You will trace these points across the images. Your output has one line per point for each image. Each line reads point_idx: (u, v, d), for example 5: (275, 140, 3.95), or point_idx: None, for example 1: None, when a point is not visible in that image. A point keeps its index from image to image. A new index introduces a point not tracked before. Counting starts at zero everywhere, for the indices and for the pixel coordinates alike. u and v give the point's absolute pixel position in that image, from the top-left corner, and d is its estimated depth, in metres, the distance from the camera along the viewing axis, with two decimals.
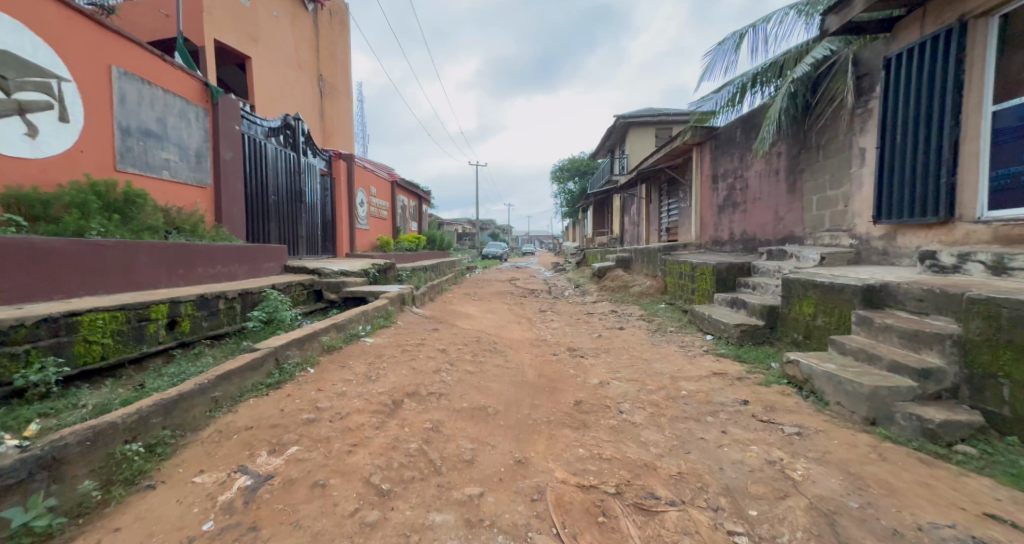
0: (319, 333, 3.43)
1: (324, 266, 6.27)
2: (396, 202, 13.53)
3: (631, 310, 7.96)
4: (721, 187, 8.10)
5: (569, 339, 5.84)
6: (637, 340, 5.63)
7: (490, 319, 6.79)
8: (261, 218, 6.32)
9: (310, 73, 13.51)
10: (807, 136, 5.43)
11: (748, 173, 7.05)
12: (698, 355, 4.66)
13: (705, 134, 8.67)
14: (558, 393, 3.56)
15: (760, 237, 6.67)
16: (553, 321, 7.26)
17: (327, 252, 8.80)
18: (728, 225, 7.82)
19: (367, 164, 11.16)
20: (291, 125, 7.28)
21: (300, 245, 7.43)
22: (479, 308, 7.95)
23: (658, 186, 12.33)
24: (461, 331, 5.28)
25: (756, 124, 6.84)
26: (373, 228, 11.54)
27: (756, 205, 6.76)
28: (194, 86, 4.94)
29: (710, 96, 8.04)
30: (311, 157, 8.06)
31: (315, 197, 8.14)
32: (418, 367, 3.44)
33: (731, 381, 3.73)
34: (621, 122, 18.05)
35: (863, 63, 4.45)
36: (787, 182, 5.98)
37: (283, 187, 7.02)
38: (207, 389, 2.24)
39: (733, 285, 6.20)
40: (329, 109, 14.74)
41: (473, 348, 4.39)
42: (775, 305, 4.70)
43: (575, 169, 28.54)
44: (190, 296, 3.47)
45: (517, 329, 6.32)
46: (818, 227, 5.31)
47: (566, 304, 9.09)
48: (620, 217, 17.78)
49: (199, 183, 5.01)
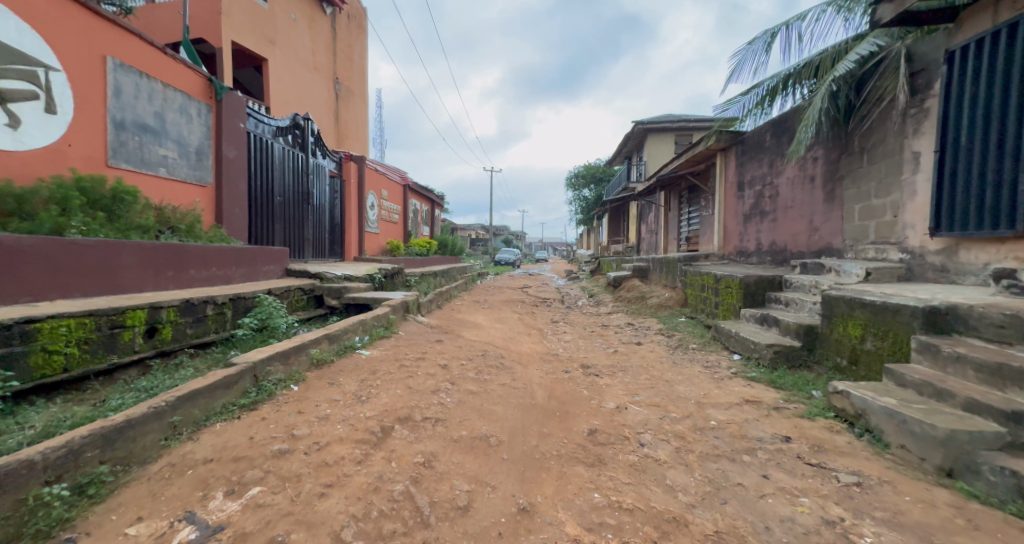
0: (308, 345, 3.14)
1: (328, 270, 6.02)
2: (408, 206, 13.35)
3: (649, 323, 7.52)
4: (747, 195, 7.64)
5: (582, 354, 5.44)
6: (656, 358, 5.19)
7: (498, 330, 6.43)
8: (265, 219, 6.12)
9: (326, 76, 13.50)
10: (849, 139, 4.99)
11: (779, 180, 6.58)
12: (725, 378, 4.21)
13: (730, 139, 8.25)
14: (571, 419, 3.17)
15: (792, 248, 6.20)
16: (565, 334, 6.86)
17: (335, 256, 8.60)
18: (756, 235, 7.34)
19: (379, 167, 11.00)
20: (301, 125, 7.10)
21: (306, 248, 7.23)
22: (488, 317, 7.62)
23: (677, 194, 11.87)
24: (467, 343, 4.93)
25: (788, 127, 6.40)
26: (384, 232, 11.34)
27: (788, 214, 6.30)
28: (197, 82, 4.76)
29: (736, 99, 7.62)
30: (320, 158, 7.87)
31: (323, 199, 7.95)
32: (415, 386, 3.11)
33: (767, 412, 3.29)
34: (639, 128, 17.63)
35: (918, 58, 4.03)
36: (824, 189, 5.52)
37: (290, 187, 6.84)
38: (163, 414, 1.93)
39: (762, 300, 5.74)
40: (344, 112, 14.70)
41: (478, 364, 4.04)
42: (814, 325, 4.26)
43: (591, 176, 28.15)
44: (174, 301, 3.21)
45: (526, 342, 5.94)
46: (861, 239, 4.84)
47: (579, 315, 8.69)
48: (636, 225, 17.31)
49: (200, 181, 4.81)
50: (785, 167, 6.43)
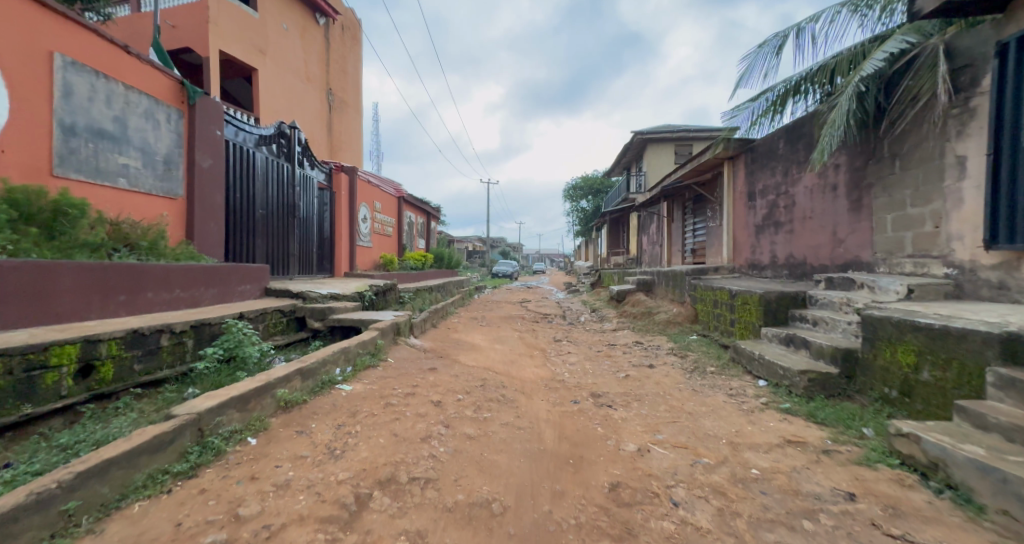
0: (276, 383, 2.64)
1: (313, 288, 5.54)
2: (403, 219, 12.93)
3: (658, 341, 7.04)
4: (760, 205, 7.26)
5: (591, 380, 4.94)
6: (673, 385, 4.69)
7: (498, 352, 5.92)
8: (245, 234, 5.65)
9: (319, 87, 13.17)
10: (877, 144, 4.62)
11: (796, 190, 6.21)
12: (756, 410, 3.73)
13: (739, 147, 7.89)
14: (587, 470, 2.67)
15: (813, 262, 5.80)
16: (570, 355, 6.36)
17: (323, 272, 8.12)
18: (771, 247, 6.95)
19: (372, 178, 10.58)
20: (287, 133, 6.67)
21: (291, 264, 6.75)
22: (486, 336, 7.12)
23: (681, 204, 11.50)
24: (463, 370, 4.42)
25: (805, 133, 6.04)
26: (377, 245, 10.89)
27: (808, 224, 5.91)
28: (168, 84, 4.33)
29: (745, 105, 7.30)
30: (308, 169, 7.43)
31: (310, 212, 7.48)
32: (402, 433, 2.60)
33: (816, 457, 2.80)
34: (639, 138, 17.35)
35: (959, 53, 3.68)
36: (850, 198, 5.14)
37: (274, 200, 6.38)
38: (52, 501, 1.44)
39: (784, 318, 5.30)
40: (337, 124, 14.36)
41: (476, 397, 3.55)
42: (854, 349, 3.82)
43: (589, 187, 27.93)
44: (116, 333, 2.71)
45: (529, 365, 5.43)
46: (896, 252, 4.45)
47: (582, 333, 8.21)
48: (637, 236, 16.94)
49: (168, 193, 4.35)
50: (803, 175, 6.05)
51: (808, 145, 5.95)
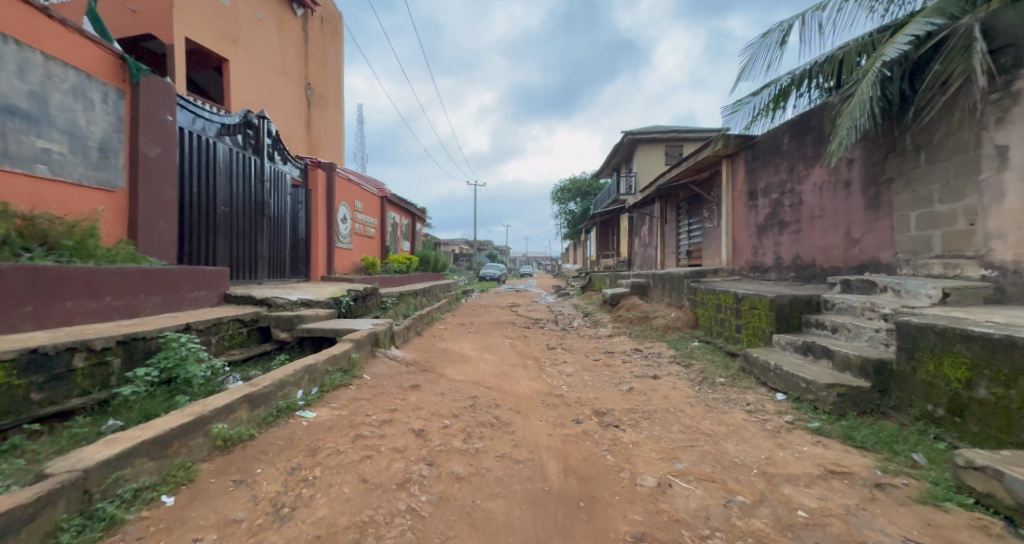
0: (213, 417, 2.08)
1: (281, 294, 4.96)
2: (386, 220, 12.33)
3: (659, 349, 6.64)
4: (762, 204, 6.96)
5: (592, 395, 4.47)
6: (683, 399, 4.25)
7: (489, 363, 5.41)
8: (204, 234, 5.03)
9: (297, 80, 12.51)
10: (899, 136, 4.29)
11: (805, 187, 5.88)
12: (783, 430, 3.30)
13: (739, 144, 7.57)
14: (602, 517, 2.18)
15: (824, 263, 5.47)
16: (566, 365, 5.89)
17: (298, 276, 7.51)
18: (775, 248, 6.63)
19: (354, 176, 9.98)
20: (255, 124, 6.06)
21: (260, 267, 6.14)
22: (476, 345, 6.61)
23: (675, 205, 11.19)
24: (451, 387, 3.91)
25: (813, 127, 5.73)
26: (357, 247, 10.27)
27: (818, 223, 5.59)
28: (106, 58, 3.72)
29: (746, 99, 7.03)
30: (280, 163, 6.81)
31: (281, 210, 6.86)
32: (373, 478, 2.06)
33: (870, 493, 2.36)
34: (629, 138, 17.09)
35: (999, 33, 3.40)
36: (867, 194, 4.80)
37: (239, 196, 5.75)
38: None
39: (797, 324, 4.92)
40: (316, 120, 13.69)
41: (466, 422, 3.02)
42: (887, 360, 3.44)
43: (577, 189, 27.64)
44: (7, 355, 2.14)
45: (523, 378, 4.94)
46: (923, 252, 4.10)
47: (577, 339, 7.78)
48: (628, 239, 16.63)
49: (106, 185, 3.73)
50: (813, 171, 5.72)
51: (818, 140, 5.62)
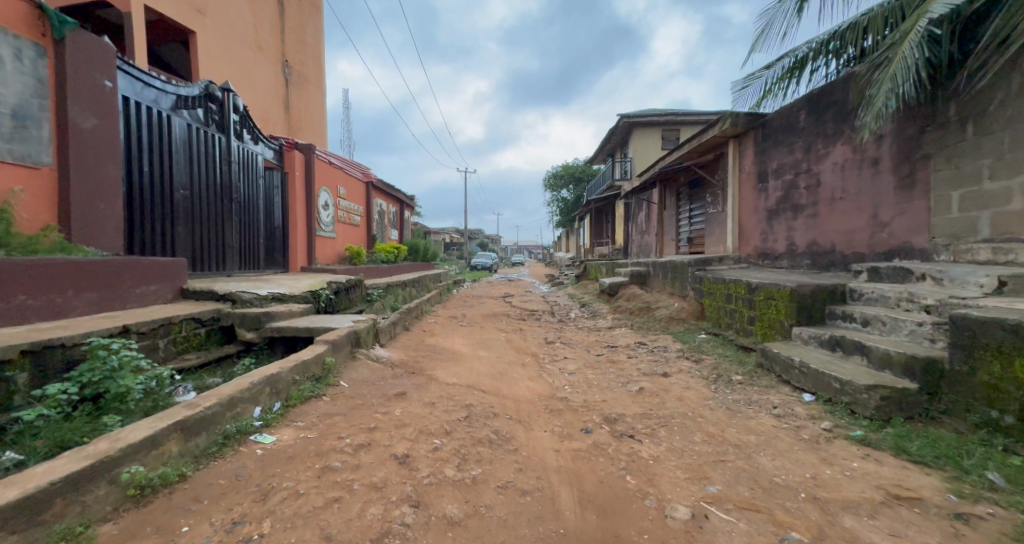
0: (124, 457, 1.57)
1: (251, 287, 4.42)
2: (372, 207, 11.72)
3: (664, 342, 6.25)
4: (774, 186, 6.56)
5: (599, 398, 4.04)
6: (701, 402, 3.84)
7: (484, 362, 4.94)
8: (159, 220, 4.44)
9: (272, 57, 11.70)
10: (945, 104, 3.88)
11: (825, 167, 5.44)
12: (823, 440, 2.89)
13: (748, 122, 7.12)
14: None
15: (846, 249, 5.09)
16: (567, 362, 5.45)
17: (276, 267, 6.95)
18: (789, 233, 6.22)
19: (337, 160, 9.35)
20: (219, 98, 5.42)
21: (229, 258, 5.55)
22: (469, 340, 6.14)
23: (674, 190, 10.79)
24: (443, 393, 3.44)
25: (835, 101, 5.28)
26: (342, 236, 9.68)
27: (840, 206, 5.20)
28: (18, 7, 3.07)
29: (759, 73, 6.66)
30: (250, 143, 6.18)
31: (253, 195, 6.25)
32: (340, 534, 1.57)
33: (953, 527, 1.95)
34: (624, 122, 16.57)
35: None
36: (899, 173, 4.37)
37: (204, 178, 5.15)
38: None
39: (821, 316, 4.53)
40: (295, 101, 12.90)
41: (460, 440, 2.54)
42: (937, 359, 3.02)
43: (570, 176, 27.08)
44: None
45: (522, 379, 4.48)
46: (966, 236, 3.74)
47: (575, 333, 7.36)
48: (624, 226, 16.23)
49: (26, 160, 3.12)
50: (835, 149, 5.27)
51: (842, 114, 5.18)
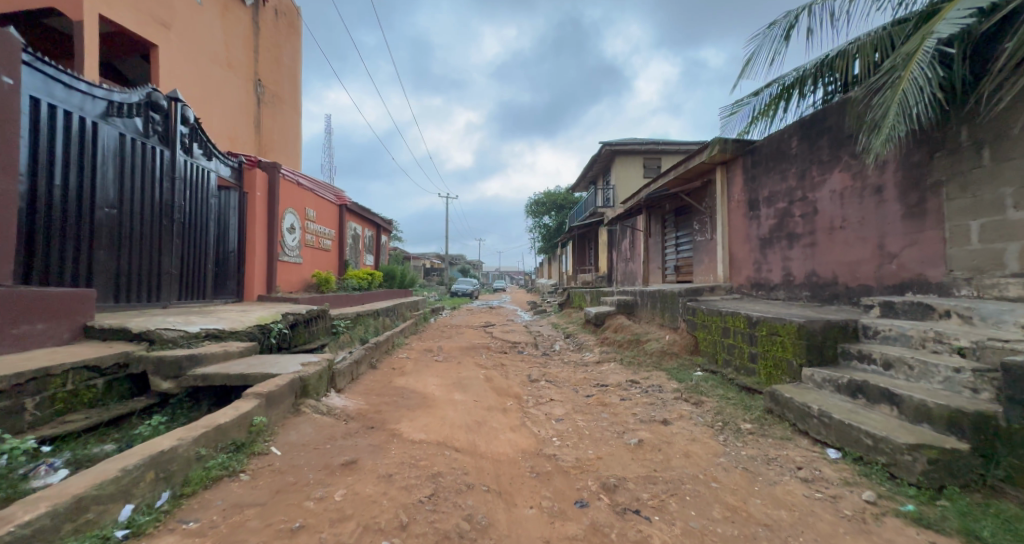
0: None
1: (181, 323, 3.71)
2: (345, 231, 11.11)
3: (658, 381, 5.76)
4: (767, 214, 6.30)
5: (593, 455, 3.47)
6: (711, 459, 3.30)
7: (460, 408, 4.30)
8: (74, 243, 3.74)
9: (243, 75, 11.20)
10: (959, 127, 3.61)
11: (822, 195, 5.17)
12: (871, 519, 2.37)
13: (736, 149, 6.93)
14: None
15: (851, 281, 4.76)
16: (553, 406, 4.86)
17: (226, 295, 6.21)
18: (785, 263, 5.90)
19: (305, 180, 8.75)
20: (164, 107, 4.82)
21: (165, 286, 4.83)
22: (445, 379, 5.50)
23: (660, 217, 10.58)
24: (406, 458, 2.80)
25: (830, 127, 5.06)
26: (310, 261, 8.99)
27: (841, 235, 4.90)
28: None
29: (746, 100, 6.49)
30: (201, 158, 5.55)
31: (201, 215, 5.57)
32: None
33: None
34: (606, 150, 16.62)
35: None
36: (906, 201, 4.08)
37: (139, 195, 4.49)
38: None
39: (833, 356, 4.12)
40: (268, 121, 12.36)
41: (419, 539, 1.89)
42: (989, 414, 2.58)
43: (552, 203, 27.06)
44: None
45: (504, 430, 3.86)
46: (990, 270, 3.41)
47: (562, 368, 6.80)
48: (608, 253, 15.98)
49: None
50: (832, 175, 5.01)
51: (837, 139, 4.94)
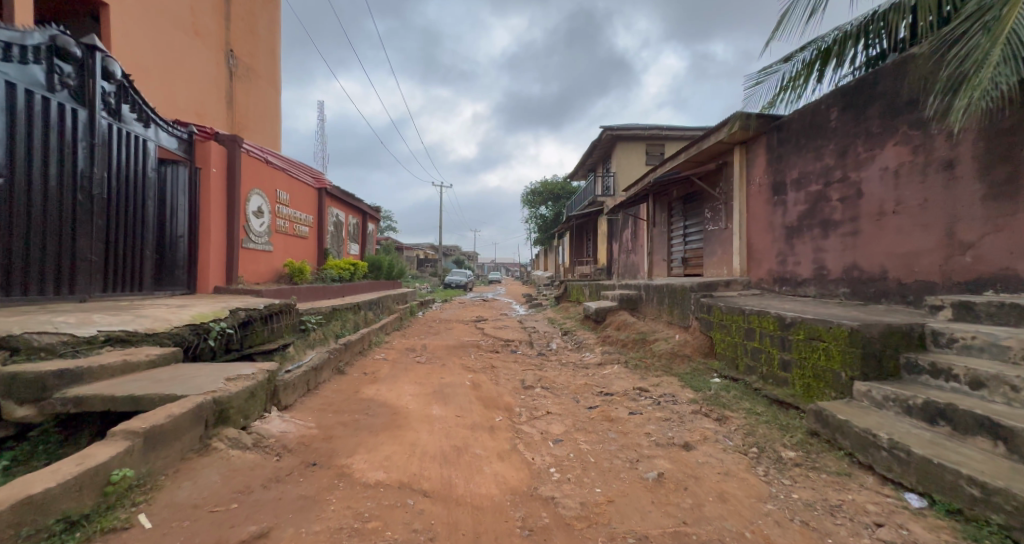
0: None
1: (76, 322, 2.88)
2: (326, 217, 10.23)
3: (671, 390, 5.01)
4: (796, 198, 5.52)
5: (602, 495, 2.72)
6: (755, 506, 2.55)
7: (436, 428, 3.51)
8: None
9: (212, 45, 10.19)
10: None
11: (870, 174, 4.39)
12: None
13: (760, 126, 6.12)
14: None
15: (906, 277, 4.01)
16: (550, 421, 4.11)
17: (173, 286, 5.36)
18: (818, 255, 5.14)
19: (276, 158, 7.84)
20: (76, 56, 3.91)
21: (81, 276, 3.97)
22: (424, 387, 4.72)
23: (666, 205, 9.78)
24: (352, 519, 2.01)
25: (882, 93, 4.26)
26: (282, 249, 8.14)
27: (893, 222, 4.14)
28: None
29: (774, 67, 5.66)
30: (132, 123, 4.64)
31: (135, 190, 4.70)
32: None
33: None
34: (606, 135, 15.78)
35: None
36: (991, 179, 3.31)
37: (41, 161, 3.62)
38: None
39: (894, 368, 3.37)
40: (241, 97, 11.37)
41: None
42: None
43: (549, 192, 26.18)
44: None
45: (489, 460, 3.08)
46: None
47: (560, 372, 6.04)
48: (608, 244, 15.19)
49: None
50: (884, 150, 4.23)
51: (892, 107, 4.14)
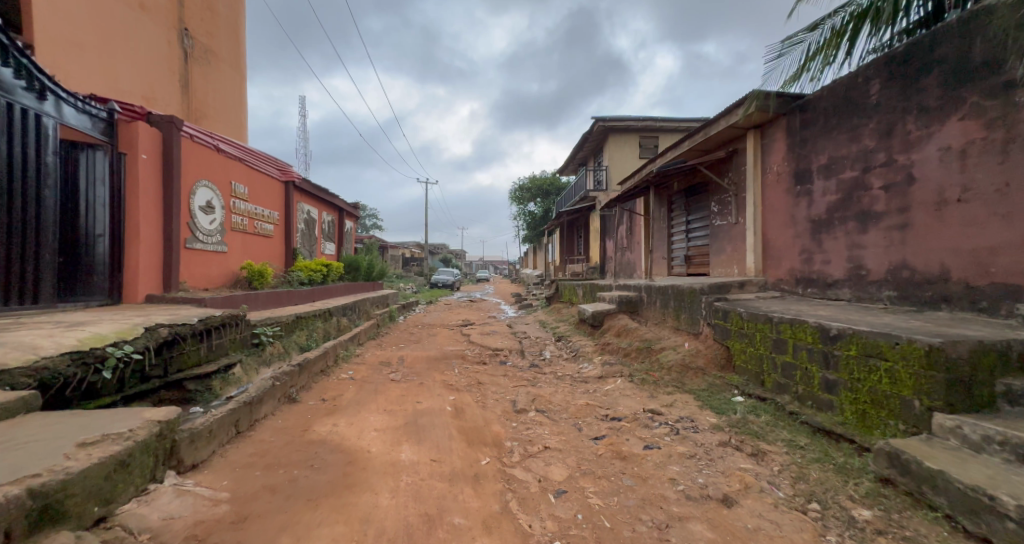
0: None
1: None
2: (294, 214, 9.26)
3: (689, 413, 4.25)
4: (825, 187, 4.81)
5: None
6: None
7: (403, 485, 2.66)
8: None
9: (162, 20, 9.08)
10: None
11: (926, 155, 3.69)
12: None
13: (780, 106, 5.40)
14: None
15: (980, 279, 3.31)
16: (549, 460, 3.31)
17: (86, 294, 4.39)
18: (854, 253, 4.43)
19: (230, 146, 6.85)
20: None
21: None
22: (394, 417, 3.86)
23: (666, 198, 9.06)
24: None
25: (943, 58, 3.55)
26: (238, 249, 7.17)
27: (959, 212, 3.44)
28: None
29: (800, 35, 4.91)
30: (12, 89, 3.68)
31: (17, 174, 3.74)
32: None
33: None
34: (598, 126, 14.99)
35: None
36: None
37: None
38: None
39: (988, 398, 2.70)
40: (198, 80, 10.28)
41: None
42: None
43: (538, 188, 25.34)
44: None
45: (472, 536, 2.24)
46: None
47: (557, 389, 5.22)
48: (602, 240, 14.44)
49: None
50: (946, 126, 3.53)
51: (960, 72, 3.42)
